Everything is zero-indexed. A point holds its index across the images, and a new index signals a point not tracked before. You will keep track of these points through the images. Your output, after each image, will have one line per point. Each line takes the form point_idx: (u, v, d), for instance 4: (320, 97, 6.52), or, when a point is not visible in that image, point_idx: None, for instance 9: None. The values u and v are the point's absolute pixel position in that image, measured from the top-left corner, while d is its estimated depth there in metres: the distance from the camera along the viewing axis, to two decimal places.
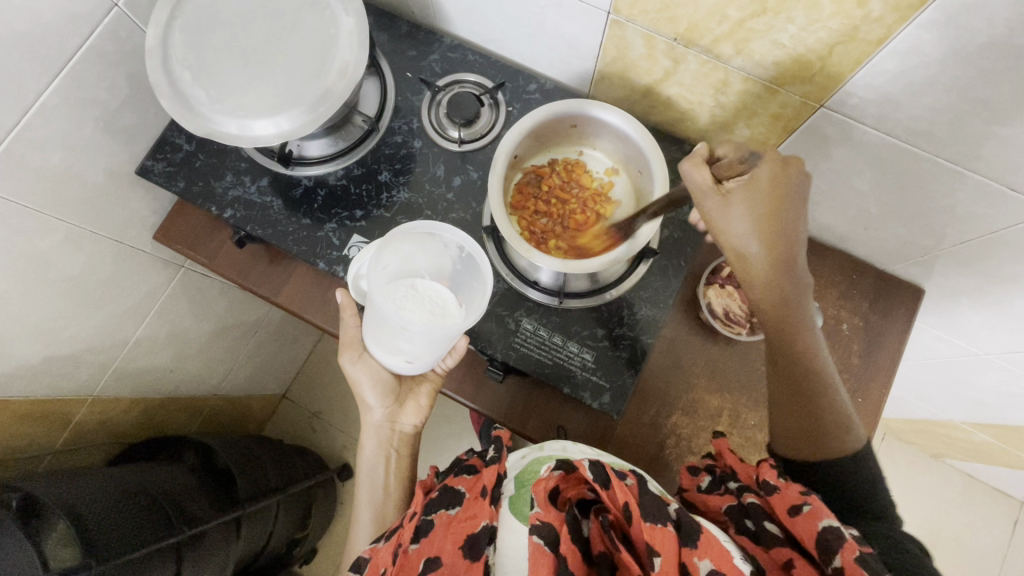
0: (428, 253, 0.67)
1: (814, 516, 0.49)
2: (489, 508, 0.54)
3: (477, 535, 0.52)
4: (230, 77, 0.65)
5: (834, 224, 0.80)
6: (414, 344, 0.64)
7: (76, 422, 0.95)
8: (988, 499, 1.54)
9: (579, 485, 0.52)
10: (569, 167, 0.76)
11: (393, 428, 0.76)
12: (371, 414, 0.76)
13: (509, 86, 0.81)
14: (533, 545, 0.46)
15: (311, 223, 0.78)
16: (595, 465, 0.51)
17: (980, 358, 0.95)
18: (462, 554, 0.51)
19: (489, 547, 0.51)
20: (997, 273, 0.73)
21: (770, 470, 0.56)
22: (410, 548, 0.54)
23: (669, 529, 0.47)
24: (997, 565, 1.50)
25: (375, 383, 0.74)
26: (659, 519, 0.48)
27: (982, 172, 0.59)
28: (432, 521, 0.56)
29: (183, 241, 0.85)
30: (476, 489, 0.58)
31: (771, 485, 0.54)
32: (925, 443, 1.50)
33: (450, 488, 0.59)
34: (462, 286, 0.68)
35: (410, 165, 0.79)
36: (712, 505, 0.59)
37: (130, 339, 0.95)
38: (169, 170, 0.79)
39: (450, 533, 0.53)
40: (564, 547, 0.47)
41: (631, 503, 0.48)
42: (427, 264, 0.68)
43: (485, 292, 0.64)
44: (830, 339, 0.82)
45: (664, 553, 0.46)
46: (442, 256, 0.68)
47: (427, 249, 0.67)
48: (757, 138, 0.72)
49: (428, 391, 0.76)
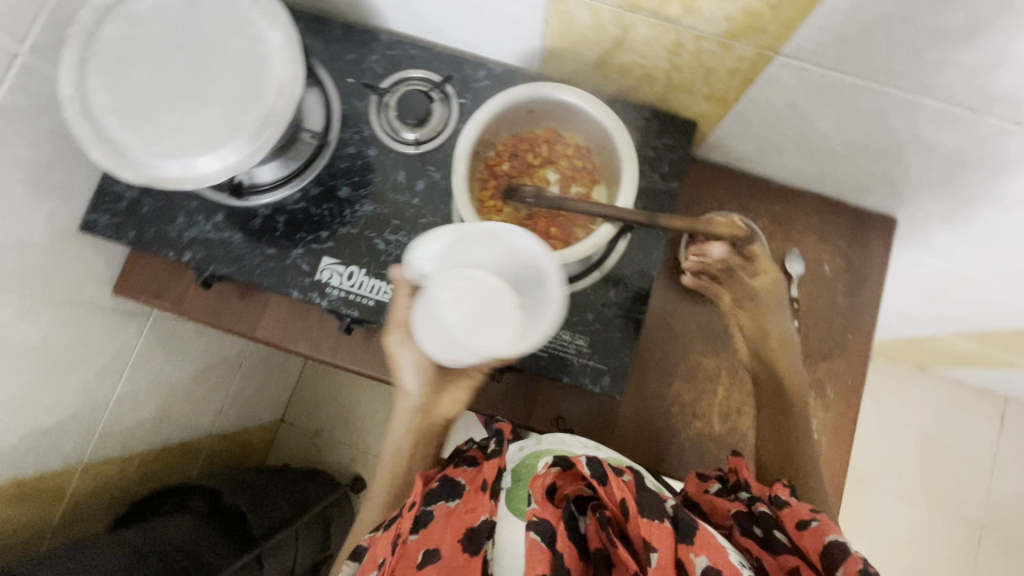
0: (498, 254, 0.60)
1: (822, 532, 0.51)
2: (489, 503, 0.55)
3: (476, 530, 0.52)
4: (161, 116, 0.60)
5: (802, 168, 0.80)
6: (456, 345, 0.62)
7: (71, 493, 0.92)
8: (976, 400, 1.62)
9: (577, 482, 0.53)
10: (577, 170, 0.71)
11: (427, 407, 0.72)
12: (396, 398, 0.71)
13: (457, 77, 0.78)
14: (529, 539, 0.48)
15: (277, 251, 0.74)
16: (593, 463, 0.52)
17: (956, 274, 0.98)
18: (461, 547, 0.51)
19: (487, 541, 0.51)
20: (967, 193, 0.74)
21: (782, 488, 0.59)
22: (409, 539, 0.54)
23: (666, 527, 0.49)
24: (989, 459, 1.59)
25: (415, 368, 0.70)
26: (657, 517, 0.49)
27: (941, 99, 0.59)
28: (431, 513, 0.56)
29: (145, 290, 0.81)
30: (477, 482, 0.58)
31: (782, 501, 0.57)
32: (912, 358, 1.56)
33: (452, 480, 0.59)
34: (529, 297, 0.59)
35: (369, 175, 0.76)
36: (720, 509, 0.60)
37: (109, 400, 0.92)
38: (115, 221, 0.75)
39: (450, 527, 0.53)
40: (559, 543, 0.48)
41: (628, 499, 0.50)
42: (491, 261, 0.60)
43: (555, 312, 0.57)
44: (814, 282, 0.82)
45: (660, 550, 0.48)
46: (507, 258, 0.60)
47: (495, 246, 0.60)
48: (717, 94, 0.71)
49: (468, 387, 0.72)
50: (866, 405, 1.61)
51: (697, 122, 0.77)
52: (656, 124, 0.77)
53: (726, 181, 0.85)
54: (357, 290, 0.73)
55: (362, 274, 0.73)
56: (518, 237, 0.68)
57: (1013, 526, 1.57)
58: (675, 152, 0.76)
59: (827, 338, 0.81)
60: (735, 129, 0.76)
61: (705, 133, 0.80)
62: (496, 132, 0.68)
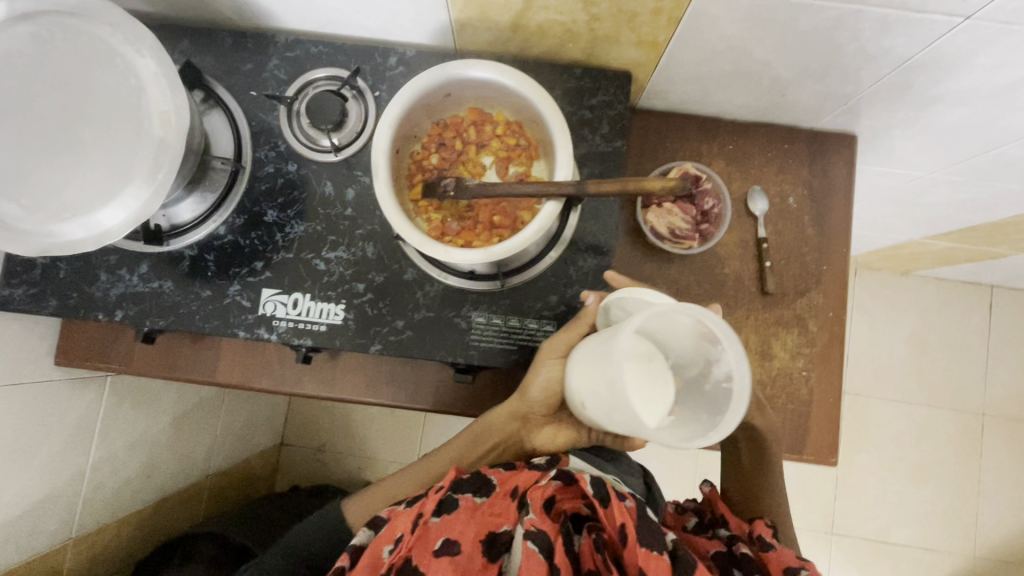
0: (698, 351, 0.52)
1: None
2: (515, 514, 0.58)
3: (499, 535, 0.56)
4: (41, 176, 0.54)
5: (750, 100, 0.75)
6: (604, 387, 0.54)
7: (68, 569, 0.88)
8: (962, 293, 1.62)
9: (576, 501, 0.58)
10: (512, 149, 0.65)
11: (523, 432, 0.69)
12: (537, 410, 0.67)
13: (367, 69, 0.71)
14: (528, 549, 0.52)
15: (214, 292, 0.69)
16: (597, 483, 0.57)
17: (925, 179, 0.95)
18: (479, 551, 0.55)
19: (505, 553, 0.56)
20: (924, 97, 0.70)
21: (765, 527, 0.63)
22: (431, 521, 0.56)
23: (664, 559, 0.51)
24: (982, 349, 1.60)
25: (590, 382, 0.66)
26: (656, 550, 0.52)
27: (881, 3, 0.54)
28: (456, 501, 0.57)
29: (89, 356, 0.76)
30: (508, 486, 0.60)
31: (766, 540, 0.61)
32: (895, 265, 1.55)
33: (483, 475, 0.60)
34: (695, 407, 0.52)
35: (295, 193, 0.70)
36: (700, 546, 0.63)
37: (85, 470, 0.88)
38: (32, 292, 0.69)
39: (473, 522, 0.56)
40: (556, 557, 0.53)
41: (628, 525, 0.53)
42: (689, 353, 0.53)
43: (709, 431, 0.48)
44: (781, 217, 0.79)
45: None
46: (705, 358, 0.52)
47: (695, 341, 0.52)
48: (645, 39, 0.65)
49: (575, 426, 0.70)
50: (857, 319, 1.61)
51: (632, 71, 0.72)
52: (589, 82, 0.71)
53: (673, 127, 0.80)
54: (306, 317, 0.69)
55: (307, 300, 0.69)
56: (461, 233, 0.64)
57: (1013, 408, 1.59)
58: (613, 109, 0.71)
59: (803, 272, 0.78)
60: (673, 72, 0.71)
61: (643, 81, 0.75)
62: (418, 123, 0.63)
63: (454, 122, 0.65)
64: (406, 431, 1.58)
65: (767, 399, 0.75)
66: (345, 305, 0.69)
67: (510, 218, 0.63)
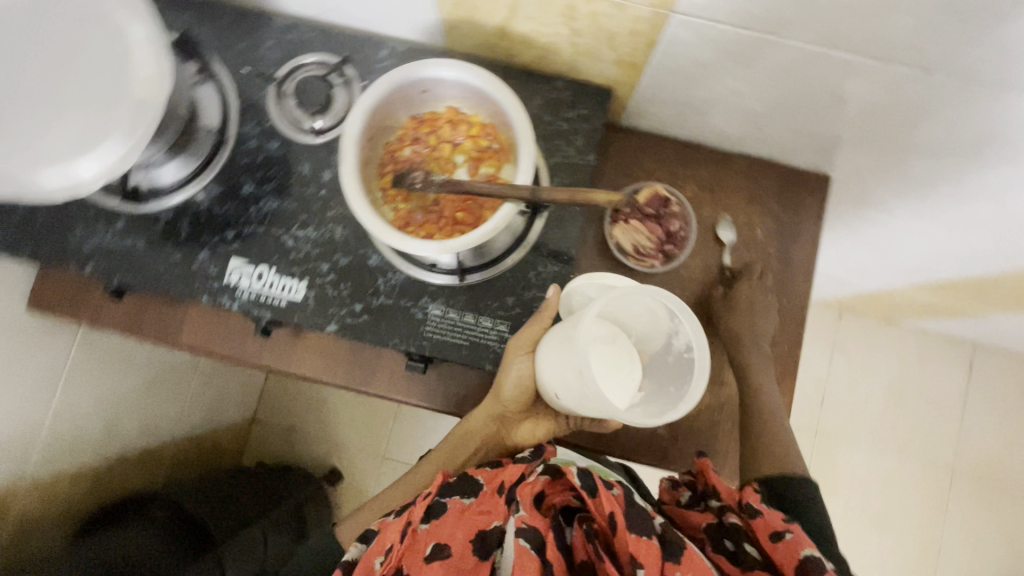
0: (652, 322, 0.57)
1: (795, 545, 0.51)
2: (504, 509, 0.58)
3: (489, 532, 0.57)
4: (22, 123, 0.57)
5: (727, 129, 0.77)
6: (569, 375, 0.57)
7: (16, 515, 0.89)
8: (944, 348, 1.62)
9: (565, 492, 0.58)
10: (483, 150, 0.67)
11: (502, 433, 0.71)
12: (512, 407, 0.69)
13: (357, 59, 0.74)
14: (518, 546, 0.52)
15: (183, 256, 0.71)
16: (583, 474, 0.56)
17: (900, 227, 0.96)
18: (471, 550, 0.56)
19: (496, 548, 0.56)
20: (893, 144, 0.71)
21: (753, 492, 0.57)
22: (419, 528, 0.56)
23: (654, 542, 0.50)
24: (958, 405, 1.60)
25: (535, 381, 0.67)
26: (644, 532, 0.50)
27: (845, 48, 0.56)
28: (444, 504, 0.58)
29: (59, 306, 0.79)
30: (494, 483, 0.61)
31: (754, 508, 0.55)
32: (878, 312, 1.55)
33: (468, 476, 0.61)
34: (655, 375, 0.59)
35: (273, 169, 0.72)
36: (691, 521, 0.60)
37: (45, 417, 0.90)
38: (10, 236, 0.72)
39: (463, 523, 0.57)
40: (547, 553, 0.52)
41: (617, 513, 0.52)
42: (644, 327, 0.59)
43: (674, 402, 0.55)
44: (747, 247, 0.80)
45: (647, 566, 0.48)
46: (660, 330, 0.58)
47: (652, 316, 0.57)
48: (625, 59, 0.67)
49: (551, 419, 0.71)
50: (835, 361, 1.61)
51: (613, 89, 0.74)
52: (569, 94, 0.73)
53: (652, 148, 0.82)
54: (268, 290, 0.70)
55: (272, 274, 0.71)
56: (424, 225, 0.66)
57: (983, 468, 1.59)
58: (590, 122, 0.73)
59: None
60: (652, 94, 0.73)
61: (624, 100, 0.77)
62: (393, 114, 0.65)
63: (429, 117, 0.67)
64: (375, 421, 1.59)
65: (713, 422, 0.76)
66: (307, 283, 0.71)
67: (473, 215, 0.65)
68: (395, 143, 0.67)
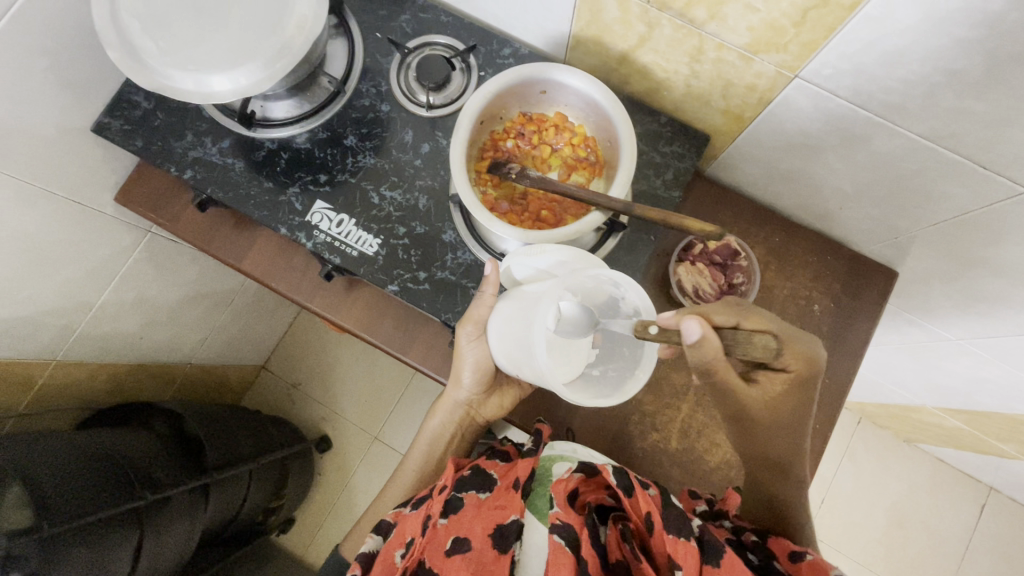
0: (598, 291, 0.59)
1: (818, 566, 0.52)
2: (519, 502, 0.60)
3: (506, 526, 0.57)
4: (181, 29, 0.63)
5: (810, 202, 0.79)
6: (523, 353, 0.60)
7: (39, 387, 0.93)
8: (956, 483, 1.57)
9: (599, 492, 0.60)
10: (579, 161, 0.71)
11: (470, 414, 0.78)
12: (472, 392, 0.75)
13: (481, 50, 0.78)
14: (554, 541, 0.53)
15: (273, 186, 0.75)
16: (619, 474, 0.58)
17: (951, 343, 0.96)
18: (490, 543, 0.56)
19: (516, 541, 0.57)
20: (969, 257, 0.72)
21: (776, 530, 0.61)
22: (439, 522, 0.59)
23: (692, 543, 0.50)
24: (960, 546, 1.54)
25: (475, 368, 0.72)
26: (682, 533, 0.51)
27: (954, 149, 0.58)
28: (463, 499, 0.62)
29: (144, 204, 0.83)
30: (510, 478, 0.64)
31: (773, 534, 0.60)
32: (898, 428, 1.52)
33: (486, 473, 0.65)
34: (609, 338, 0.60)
35: (378, 130, 0.76)
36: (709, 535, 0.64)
37: (92, 305, 0.94)
38: (125, 128, 0.76)
39: (480, 518, 0.59)
40: (582, 550, 0.52)
41: (653, 513, 0.53)
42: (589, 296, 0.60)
43: (633, 367, 0.58)
44: (800, 318, 0.81)
45: (684, 566, 0.49)
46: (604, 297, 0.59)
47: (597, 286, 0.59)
48: (733, 110, 0.70)
49: (513, 394, 0.78)
50: (843, 467, 1.58)
51: (710, 136, 0.77)
52: (669, 131, 0.76)
53: (730, 203, 0.84)
54: (344, 239, 0.74)
55: (351, 224, 0.74)
56: (511, 213, 0.68)
57: None
58: (682, 162, 0.76)
59: None
60: (748, 151, 0.76)
61: (718, 150, 0.79)
62: (508, 106, 0.69)
63: (535, 116, 0.71)
64: (378, 399, 1.60)
65: (727, 481, 0.76)
66: (381, 241, 0.73)
67: (555, 215, 0.68)
68: (498, 132, 0.71)
